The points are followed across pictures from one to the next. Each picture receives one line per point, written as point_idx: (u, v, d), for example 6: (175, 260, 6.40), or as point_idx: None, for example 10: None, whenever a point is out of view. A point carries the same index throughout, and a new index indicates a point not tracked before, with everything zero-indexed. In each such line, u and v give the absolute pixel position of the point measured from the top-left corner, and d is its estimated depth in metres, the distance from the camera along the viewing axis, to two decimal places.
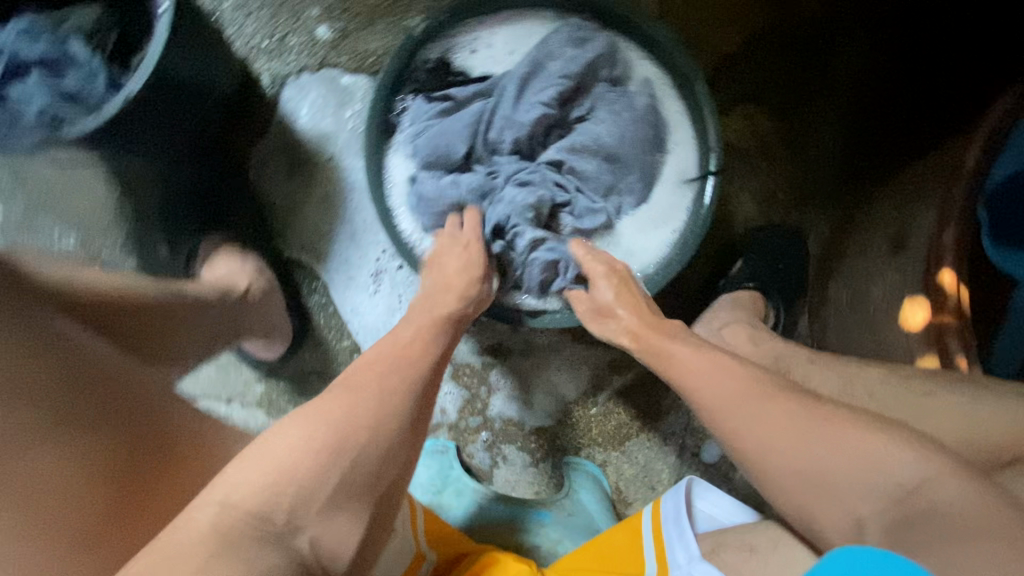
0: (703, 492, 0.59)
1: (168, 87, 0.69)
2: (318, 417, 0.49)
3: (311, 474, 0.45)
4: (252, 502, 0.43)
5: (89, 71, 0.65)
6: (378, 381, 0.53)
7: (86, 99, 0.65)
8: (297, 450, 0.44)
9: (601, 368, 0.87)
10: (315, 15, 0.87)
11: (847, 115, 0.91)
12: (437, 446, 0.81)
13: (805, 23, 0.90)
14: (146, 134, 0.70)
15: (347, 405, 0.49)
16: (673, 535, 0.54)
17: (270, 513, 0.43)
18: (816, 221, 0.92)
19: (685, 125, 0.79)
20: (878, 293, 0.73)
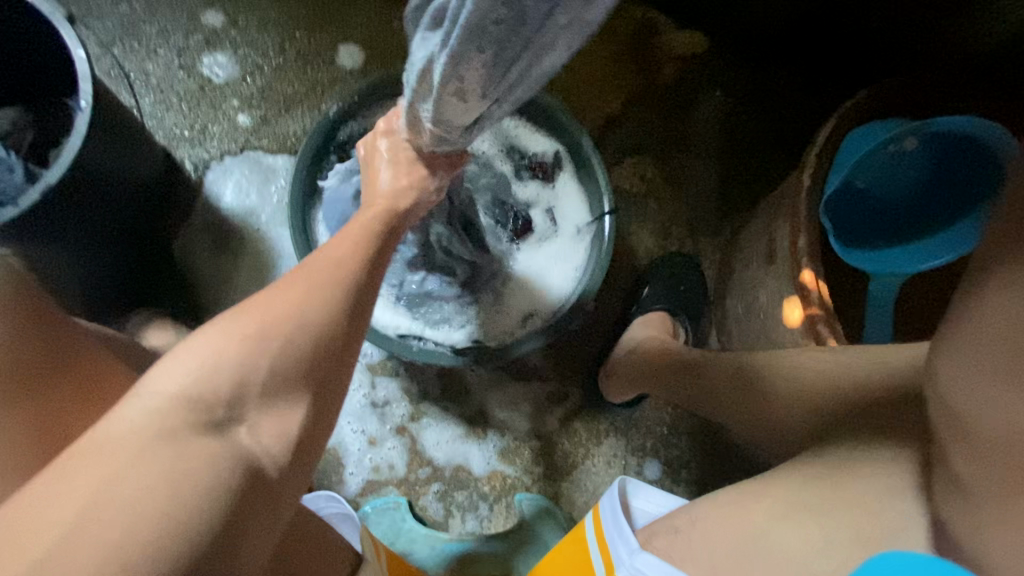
0: (638, 491, 0.63)
1: (92, 176, 0.70)
2: (235, 328, 0.43)
3: (272, 323, 0.44)
4: (185, 410, 0.39)
5: (5, 165, 0.67)
6: (305, 291, 0.47)
7: (2, 193, 0.66)
8: (240, 313, 0.44)
9: (540, 401, 0.92)
10: (234, 105, 0.94)
11: (717, 155, 1.07)
12: (389, 501, 0.83)
13: (670, 84, 1.07)
14: (70, 222, 0.71)
15: (283, 305, 0.45)
16: (612, 531, 0.57)
17: (208, 408, 0.40)
18: (707, 247, 1.05)
19: (574, 182, 0.88)
20: (764, 298, 0.85)
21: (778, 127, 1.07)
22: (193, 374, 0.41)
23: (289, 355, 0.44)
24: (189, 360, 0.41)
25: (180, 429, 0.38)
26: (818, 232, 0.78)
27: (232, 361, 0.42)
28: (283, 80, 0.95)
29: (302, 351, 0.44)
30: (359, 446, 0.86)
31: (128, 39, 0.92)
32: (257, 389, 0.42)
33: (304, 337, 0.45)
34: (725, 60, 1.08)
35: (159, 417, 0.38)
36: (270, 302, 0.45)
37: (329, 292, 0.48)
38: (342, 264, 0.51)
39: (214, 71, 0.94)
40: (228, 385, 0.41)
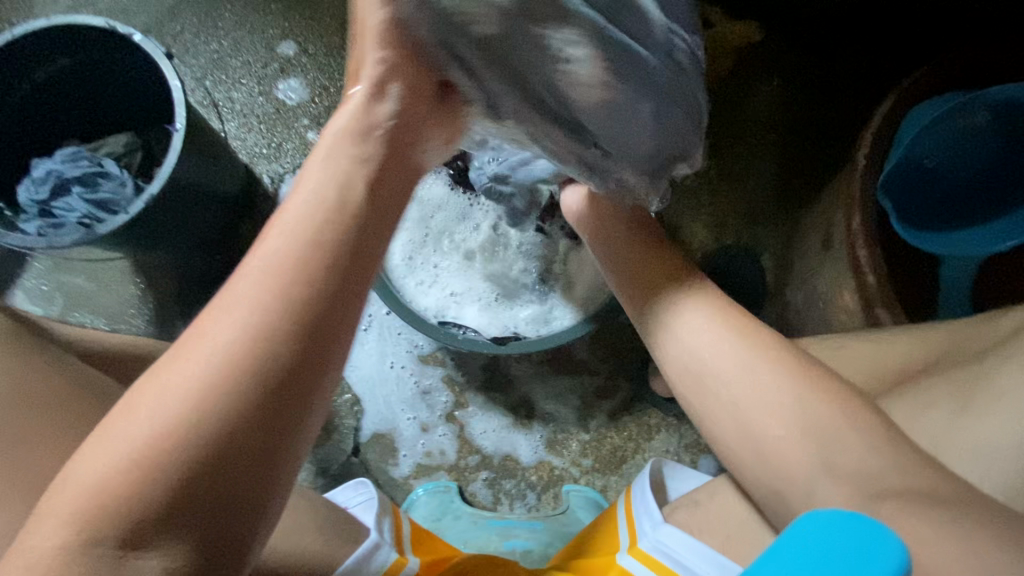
0: (674, 472, 0.62)
1: (183, 186, 0.81)
2: (121, 444, 0.32)
3: (163, 449, 0.32)
4: (122, 477, 0.31)
5: (119, 181, 0.79)
6: (214, 365, 0.33)
7: (115, 204, 0.77)
8: (126, 419, 0.33)
9: (588, 394, 0.93)
10: (305, 124, 1.04)
11: (773, 144, 1.03)
12: (440, 484, 0.87)
13: (719, 74, 1.05)
14: (165, 227, 0.82)
15: (175, 407, 0.33)
16: (640, 507, 0.57)
17: (100, 543, 0.31)
18: (764, 238, 1.01)
19: None
20: (822, 286, 0.80)
21: (840, 111, 1.02)
22: (89, 497, 0.31)
23: (237, 384, 0.33)
24: (79, 481, 0.32)
25: (101, 536, 0.31)
26: (877, 214, 0.73)
27: (119, 487, 0.31)
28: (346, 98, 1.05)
29: (268, 376, 0.33)
30: (412, 431, 0.91)
31: (218, 72, 1.06)
32: (152, 523, 0.31)
33: (216, 448, 0.32)
34: (779, 45, 1.04)
35: (106, 479, 0.32)
36: (210, 326, 0.34)
37: (239, 376, 0.33)
38: (278, 305, 0.35)
39: (288, 95, 1.05)
40: (137, 468, 0.31)
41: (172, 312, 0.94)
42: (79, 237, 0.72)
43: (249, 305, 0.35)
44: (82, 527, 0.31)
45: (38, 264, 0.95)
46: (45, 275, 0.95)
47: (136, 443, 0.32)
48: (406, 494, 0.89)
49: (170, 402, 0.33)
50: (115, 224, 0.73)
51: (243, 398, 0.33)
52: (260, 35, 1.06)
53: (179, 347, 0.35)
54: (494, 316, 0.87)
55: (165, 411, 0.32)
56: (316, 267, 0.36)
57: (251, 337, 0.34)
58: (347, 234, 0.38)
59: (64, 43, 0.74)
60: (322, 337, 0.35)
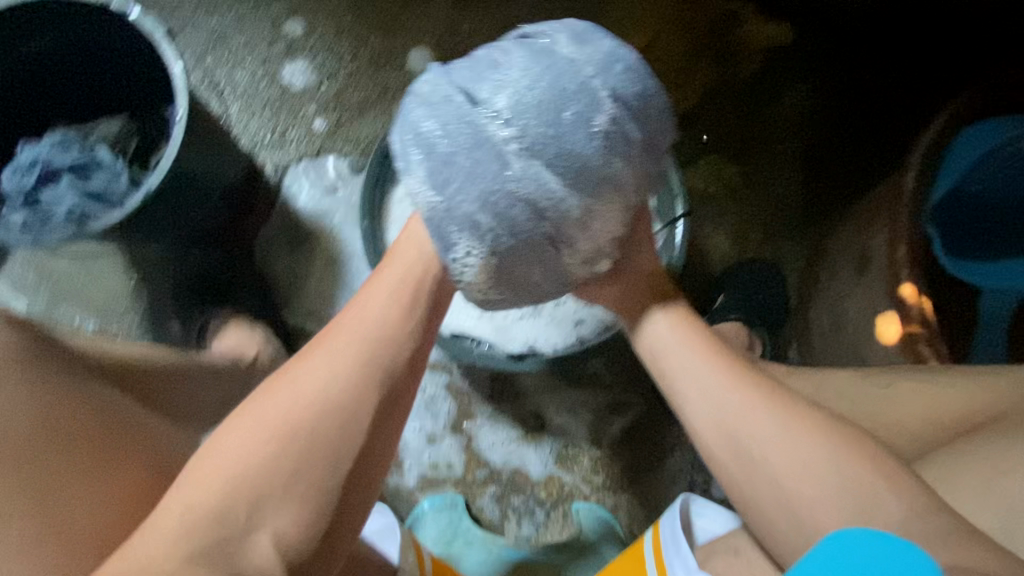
0: (698, 511, 0.62)
1: (182, 178, 0.75)
2: (261, 438, 0.41)
3: (285, 450, 0.41)
4: (202, 523, 0.38)
5: (112, 171, 0.73)
6: (345, 375, 0.45)
7: (108, 197, 0.71)
8: (264, 416, 0.42)
9: (600, 409, 0.89)
10: (312, 110, 0.98)
11: (801, 154, 0.99)
12: (446, 500, 0.83)
13: (750, 78, 1.00)
14: (163, 221, 0.76)
15: (308, 414, 0.42)
16: (675, 553, 0.58)
17: (228, 517, 0.38)
18: (788, 253, 0.98)
19: None
20: (853, 312, 0.77)
21: (873, 122, 0.98)
22: (226, 486, 0.39)
23: (314, 455, 0.41)
24: (216, 469, 0.40)
25: (235, 511, 0.39)
26: (920, 242, 0.70)
27: (257, 465, 0.40)
28: (356, 84, 0.98)
29: (342, 448, 0.42)
30: (417, 442, 0.88)
31: (219, 50, 0.99)
32: (277, 496, 0.40)
33: (347, 443, 0.43)
34: (813, 50, 1.00)
35: (244, 471, 0.40)
36: (284, 394, 0.43)
37: (364, 386, 0.45)
38: (390, 337, 0.49)
39: (294, 78, 0.98)
40: (276, 452, 0.41)
41: (167, 310, 0.89)
42: (70, 233, 0.67)
43: (324, 381, 0.44)
44: (216, 502, 0.39)
45: (22, 252, 0.90)
46: (31, 265, 0.90)
47: (216, 492, 0.39)
48: (411, 509, 0.86)
49: (247, 462, 0.40)
50: (110, 221, 0.68)
51: (315, 465, 0.41)
52: (265, 12, 0.99)
53: (255, 405, 0.43)
54: (537, 327, 0.82)
55: (239, 467, 0.40)
56: (381, 355, 0.47)
57: (318, 407, 0.43)
58: (407, 324, 0.51)
59: (56, 16, 0.68)
60: (381, 416, 0.45)
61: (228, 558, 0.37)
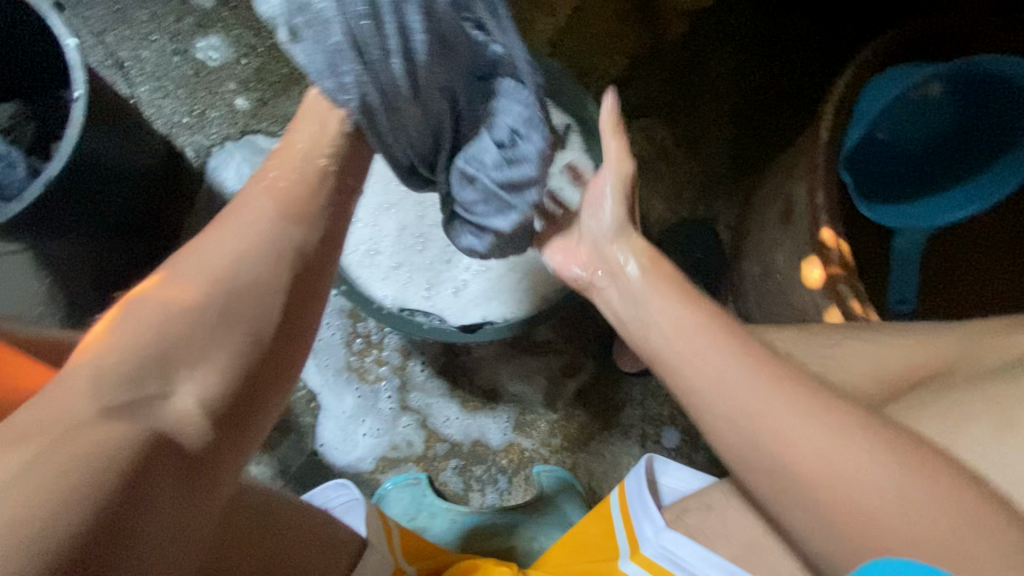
0: (661, 467, 0.69)
1: (90, 164, 0.69)
2: (164, 308, 0.38)
3: (200, 310, 0.38)
4: (110, 389, 0.34)
5: (7, 160, 0.66)
6: (257, 235, 0.43)
7: (5, 188, 0.65)
8: (192, 265, 0.41)
9: (554, 374, 0.91)
10: (231, 89, 0.92)
11: (728, 114, 1.03)
12: (410, 477, 0.84)
13: (676, 41, 1.02)
14: (73, 211, 0.71)
15: (230, 263, 0.41)
16: (639, 512, 0.63)
17: (138, 381, 0.35)
18: (722, 210, 1.02)
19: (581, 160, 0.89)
20: (782, 259, 0.82)
21: (791, 79, 1.03)
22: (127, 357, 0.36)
23: (230, 307, 0.39)
24: (123, 324, 0.37)
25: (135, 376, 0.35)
26: (838, 189, 0.74)
27: (127, 336, 0.36)
28: (278, 59, 0.93)
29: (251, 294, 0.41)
30: (371, 423, 0.87)
31: (120, 27, 0.91)
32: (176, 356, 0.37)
33: (244, 280, 0.41)
34: (734, 11, 1.03)
35: (160, 326, 0.37)
36: (188, 279, 0.40)
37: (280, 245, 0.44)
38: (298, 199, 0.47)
39: (209, 55, 0.92)
40: (196, 318, 0.38)
41: (91, 310, 0.84)
42: None
43: (236, 260, 0.42)
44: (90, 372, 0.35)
45: None
46: None
47: (109, 373, 0.35)
48: (373, 490, 0.86)
49: (121, 355, 0.36)
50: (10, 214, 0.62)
51: (241, 336, 0.39)
52: None
53: (122, 318, 0.38)
54: (491, 299, 0.82)
55: (120, 359, 0.35)
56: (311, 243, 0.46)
57: (221, 278, 0.40)
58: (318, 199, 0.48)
59: None
60: (305, 297, 0.44)
61: (139, 412, 0.34)
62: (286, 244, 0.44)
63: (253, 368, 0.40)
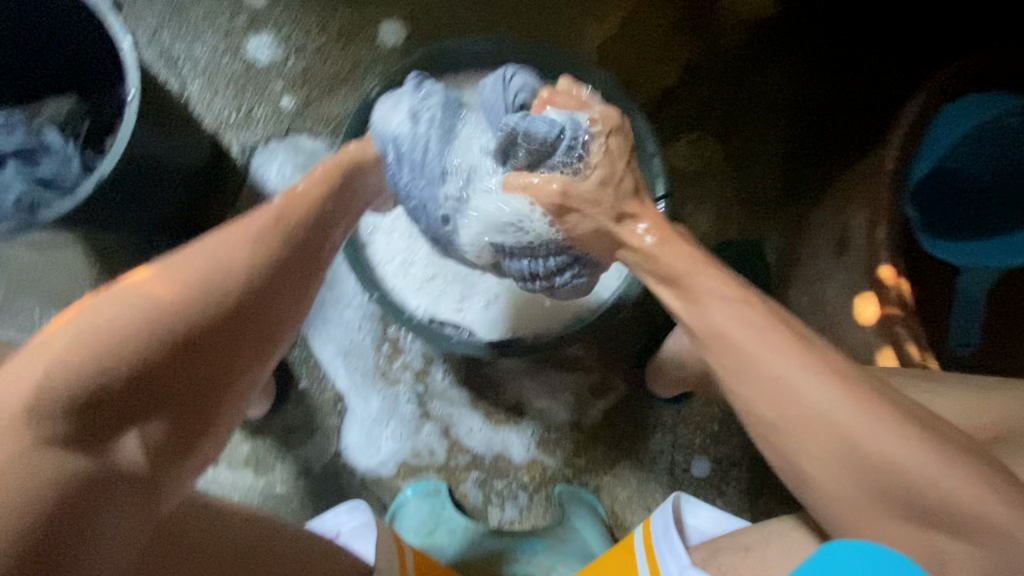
0: (690, 507, 0.67)
1: (139, 161, 0.71)
2: (102, 326, 0.41)
3: (151, 337, 0.41)
4: (42, 410, 0.38)
5: (63, 156, 0.68)
6: (200, 262, 0.46)
7: (60, 184, 0.67)
8: (148, 285, 0.44)
9: (582, 392, 0.89)
10: (279, 88, 0.93)
11: (783, 131, 0.98)
12: (430, 487, 0.84)
13: (732, 53, 0.98)
14: (122, 206, 0.72)
15: (174, 288, 0.44)
16: (664, 547, 0.60)
17: (89, 404, 0.39)
18: (770, 232, 0.97)
19: None
20: (834, 292, 0.77)
21: (854, 96, 0.97)
22: (71, 375, 0.39)
23: (181, 335, 0.43)
24: (65, 335, 0.40)
25: (86, 400, 0.39)
26: (901, 222, 0.69)
27: (78, 356, 0.39)
28: (325, 60, 0.94)
29: (197, 318, 0.44)
30: (396, 430, 0.87)
31: (176, 23, 0.93)
32: (116, 382, 0.40)
33: (200, 308, 0.44)
34: (796, 23, 0.97)
35: (90, 348, 0.40)
36: (148, 291, 0.43)
37: (230, 276, 0.47)
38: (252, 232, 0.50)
39: (259, 53, 0.93)
40: (140, 342, 0.41)
41: None
42: (19, 223, 0.62)
43: (196, 279, 0.45)
44: (35, 388, 0.38)
45: None
46: None
47: (70, 386, 0.38)
48: (394, 497, 0.86)
49: (70, 367, 0.39)
50: (62, 209, 0.63)
51: (200, 352, 0.44)
52: None
53: (57, 333, 0.41)
54: (525, 315, 0.80)
55: (80, 368, 0.39)
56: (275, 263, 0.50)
57: (181, 295, 0.44)
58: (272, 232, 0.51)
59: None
60: (246, 323, 0.47)
61: (71, 442, 0.38)
62: (238, 272, 0.47)
63: (183, 397, 0.43)
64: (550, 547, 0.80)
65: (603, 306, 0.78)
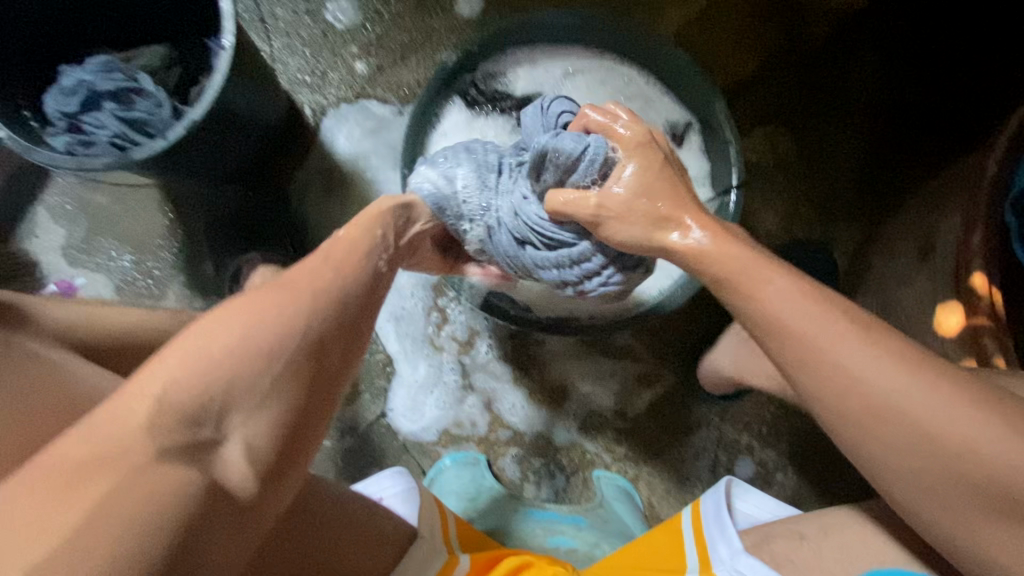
0: (741, 493, 0.65)
1: (224, 110, 0.73)
2: (223, 347, 0.38)
3: (270, 357, 0.39)
4: (168, 428, 0.34)
5: (155, 100, 0.71)
6: (306, 291, 0.45)
7: (150, 126, 0.70)
8: (252, 309, 0.41)
9: (629, 380, 0.88)
10: (353, 52, 0.94)
11: (865, 130, 0.93)
12: (470, 457, 0.84)
13: (818, 44, 0.93)
14: (204, 152, 0.75)
15: (290, 311, 0.42)
16: (714, 532, 0.59)
17: (197, 421, 0.35)
18: (841, 235, 0.93)
19: (697, 162, 0.83)
20: (910, 300, 0.73)
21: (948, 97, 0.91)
22: (194, 394, 0.36)
23: (297, 357, 0.41)
24: (176, 362, 0.37)
25: (203, 416, 0.36)
26: (996, 231, 0.65)
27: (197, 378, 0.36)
28: (400, 27, 0.94)
29: (312, 341, 0.42)
30: (440, 398, 0.88)
31: None
32: (243, 400, 0.37)
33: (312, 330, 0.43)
34: (890, 16, 0.92)
35: (216, 370, 0.37)
36: (205, 339, 0.38)
37: (335, 302, 0.46)
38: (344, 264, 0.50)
39: (337, 17, 0.94)
40: (262, 361, 0.39)
41: (202, 248, 0.89)
42: (113, 160, 0.65)
43: (260, 324, 0.40)
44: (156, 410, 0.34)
45: (61, 179, 0.88)
46: (67, 194, 0.88)
47: (129, 445, 0.33)
48: (433, 463, 0.87)
49: (184, 390, 0.35)
50: (153, 150, 0.66)
51: (268, 402, 0.38)
52: None
53: (167, 360, 0.37)
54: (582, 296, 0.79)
55: (185, 394, 0.35)
56: (334, 308, 0.45)
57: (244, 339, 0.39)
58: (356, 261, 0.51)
59: None
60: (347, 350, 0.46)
61: (199, 458, 0.34)
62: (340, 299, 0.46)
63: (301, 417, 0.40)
64: (590, 526, 0.78)
65: (661, 293, 0.77)
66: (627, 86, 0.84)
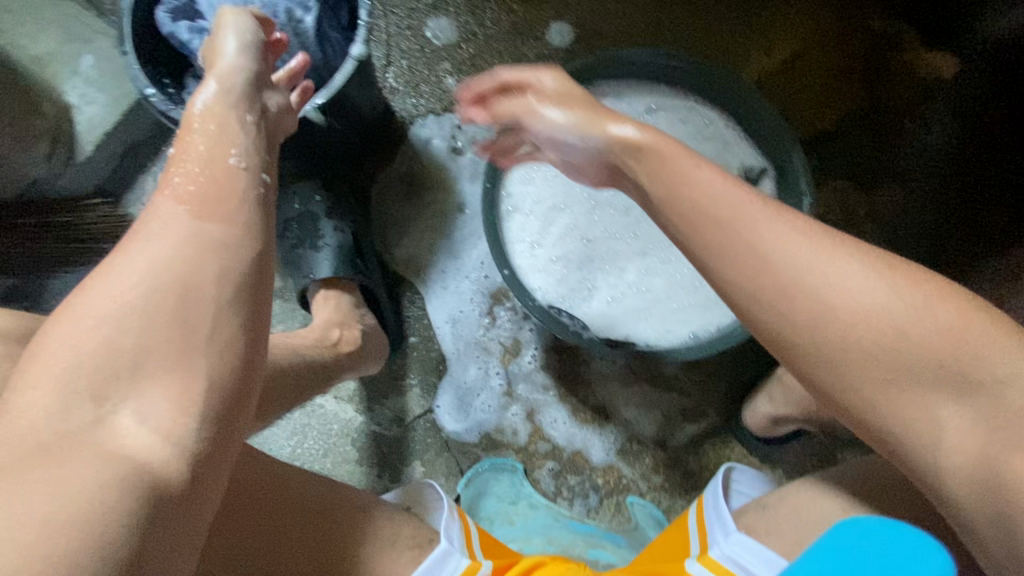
0: (739, 478, 0.68)
1: (338, 104, 0.79)
2: (102, 327, 0.39)
3: (142, 338, 0.39)
4: (72, 422, 0.36)
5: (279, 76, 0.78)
6: (166, 245, 0.43)
7: None
8: (118, 279, 0.41)
9: (672, 412, 0.89)
10: (447, 68, 1.01)
11: (943, 197, 0.93)
12: (510, 463, 0.87)
13: (900, 107, 0.94)
14: (310, 137, 0.82)
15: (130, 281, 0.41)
16: (714, 518, 0.61)
17: (76, 410, 0.37)
18: None
19: None
20: None
21: None
22: (82, 367, 0.38)
23: (189, 314, 0.41)
24: (71, 340, 0.39)
25: (80, 396, 0.37)
26: None
27: (92, 356, 0.38)
28: (494, 50, 1.01)
29: (193, 298, 0.41)
30: (488, 404, 0.90)
31: None
32: (145, 373, 0.39)
33: (218, 290, 0.42)
34: None
35: (93, 355, 0.38)
36: (69, 341, 0.38)
37: (201, 254, 0.43)
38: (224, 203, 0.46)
39: (436, 34, 1.01)
40: (133, 337, 0.39)
41: None
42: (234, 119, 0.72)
43: (123, 301, 0.40)
44: (47, 397, 0.37)
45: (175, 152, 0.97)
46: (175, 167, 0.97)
47: (44, 442, 0.35)
48: (472, 464, 0.89)
49: (75, 370, 0.38)
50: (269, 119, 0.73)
51: (177, 373, 0.39)
52: None
53: (52, 347, 0.39)
54: (642, 322, 0.81)
55: (86, 371, 0.38)
56: (232, 270, 0.43)
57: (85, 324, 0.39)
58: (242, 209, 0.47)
59: None
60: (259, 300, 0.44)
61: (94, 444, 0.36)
62: (196, 248, 0.43)
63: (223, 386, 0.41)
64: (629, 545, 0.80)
65: (720, 327, 0.78)
66: (706, 127, 0.88)
